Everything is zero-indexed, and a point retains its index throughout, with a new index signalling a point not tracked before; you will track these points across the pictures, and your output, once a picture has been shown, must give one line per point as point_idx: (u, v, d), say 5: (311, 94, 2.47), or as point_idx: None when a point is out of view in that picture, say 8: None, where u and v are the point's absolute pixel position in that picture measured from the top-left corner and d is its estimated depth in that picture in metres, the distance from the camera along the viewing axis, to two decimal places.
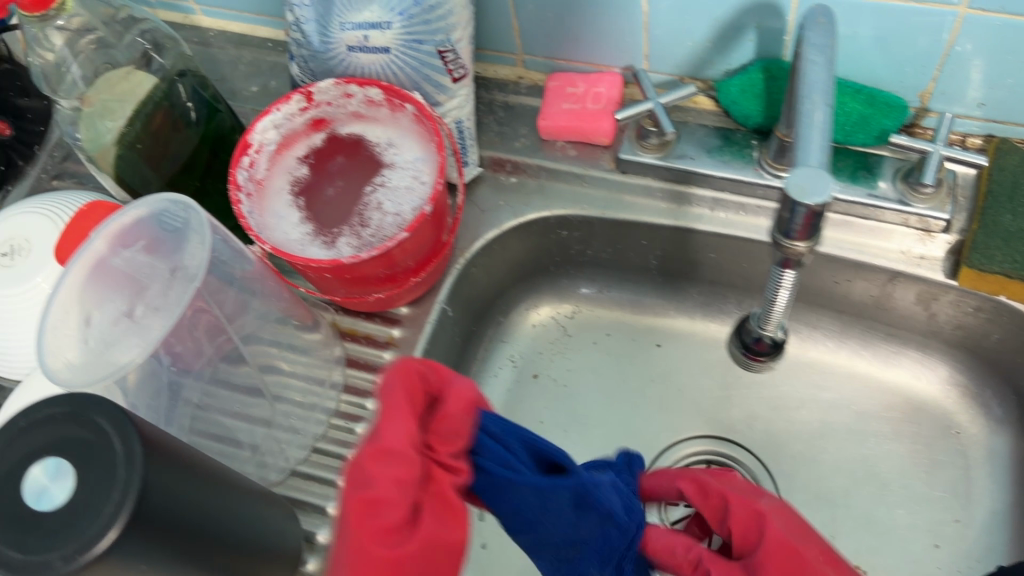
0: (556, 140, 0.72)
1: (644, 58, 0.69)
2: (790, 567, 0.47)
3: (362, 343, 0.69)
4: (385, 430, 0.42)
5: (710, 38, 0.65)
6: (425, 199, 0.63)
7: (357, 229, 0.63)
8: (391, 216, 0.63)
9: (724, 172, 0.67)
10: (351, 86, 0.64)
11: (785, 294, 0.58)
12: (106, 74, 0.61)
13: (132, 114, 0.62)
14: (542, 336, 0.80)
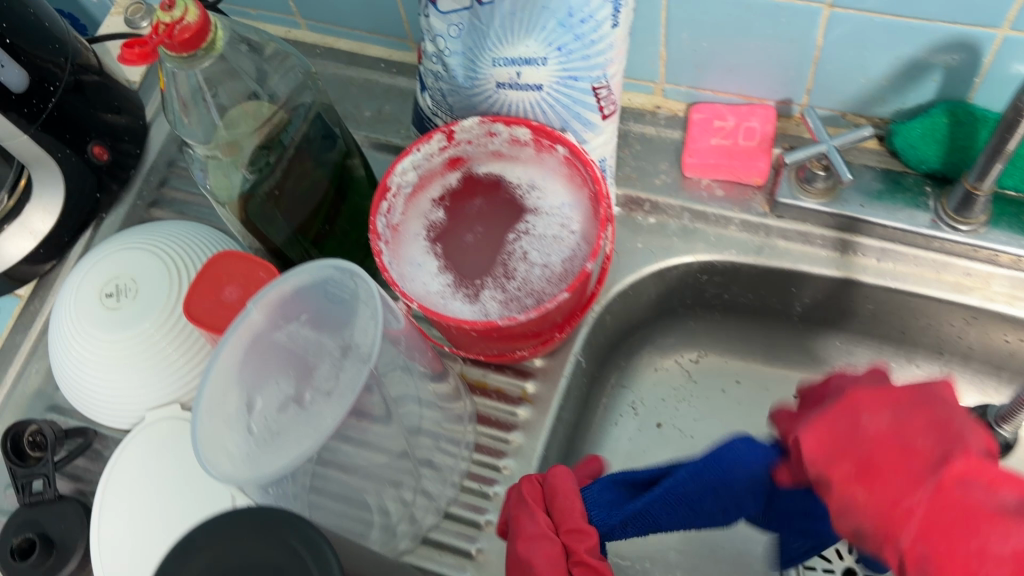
0: (700, 178, 0.67)
1: (805, 92, 0.63)
2: (897, 461, 0.43)
3: (493, 397, 0.65)
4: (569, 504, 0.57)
5: (888, 75, 0.60)
6: (577, 251, 0.58)
7: (502, 280, 0.58)
8: (538, 267, 0.59)
9: (895, 222, 0.62)
10: (497, 125, 0.59)
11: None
12: (249, 117, 0.54)
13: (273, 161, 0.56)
14: (666, 381, 0.75)
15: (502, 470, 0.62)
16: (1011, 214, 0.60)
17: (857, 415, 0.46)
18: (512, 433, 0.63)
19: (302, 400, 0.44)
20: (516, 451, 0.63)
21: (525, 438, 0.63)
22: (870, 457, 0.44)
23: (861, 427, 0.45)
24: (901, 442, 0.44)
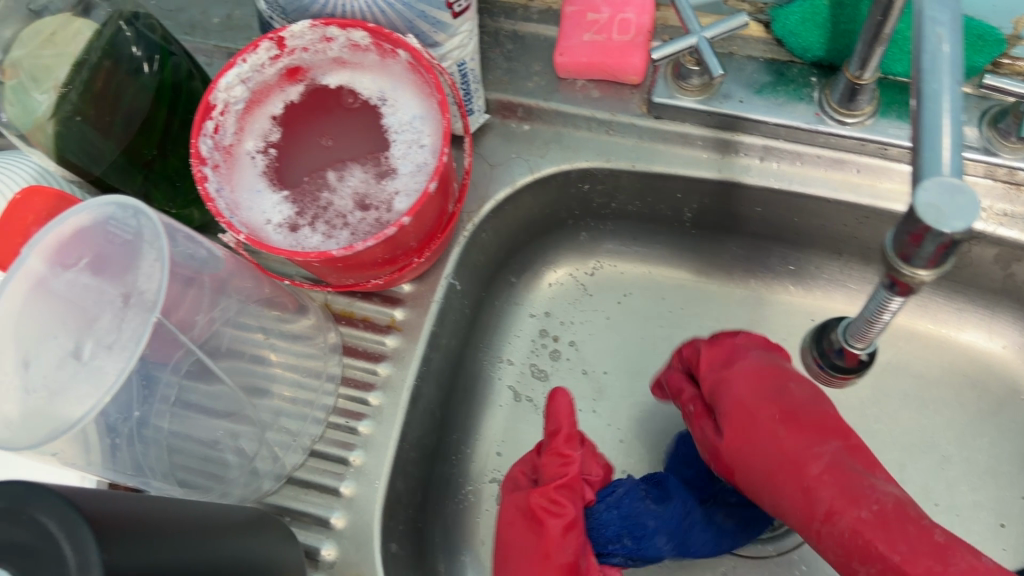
0: (575, 79, 0.62)
1: None
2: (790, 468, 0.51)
3: (360, 327, 0.61)
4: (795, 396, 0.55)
5: None
6: (428, 169, 0.53)
7: (323, 204, 0.53)
8: (367, 191, 0.53)
9: (778, 118, 0.57)
10: (331, 29, 0.52)
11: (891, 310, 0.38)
12: (32, 33, 0.51)
13: (69, 76, 0.51)
14: (562, 296, 0.72)
15: (371, 404, 0.59)
16: (901, 102, 0.56)
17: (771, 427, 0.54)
18: (380, 364, 0.60)
19: (81, 354, 0.39)
20: (385, 384, 0.59)
21: (394, 369, 0.59)
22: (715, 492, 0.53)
23: (758, 407, 0.55)
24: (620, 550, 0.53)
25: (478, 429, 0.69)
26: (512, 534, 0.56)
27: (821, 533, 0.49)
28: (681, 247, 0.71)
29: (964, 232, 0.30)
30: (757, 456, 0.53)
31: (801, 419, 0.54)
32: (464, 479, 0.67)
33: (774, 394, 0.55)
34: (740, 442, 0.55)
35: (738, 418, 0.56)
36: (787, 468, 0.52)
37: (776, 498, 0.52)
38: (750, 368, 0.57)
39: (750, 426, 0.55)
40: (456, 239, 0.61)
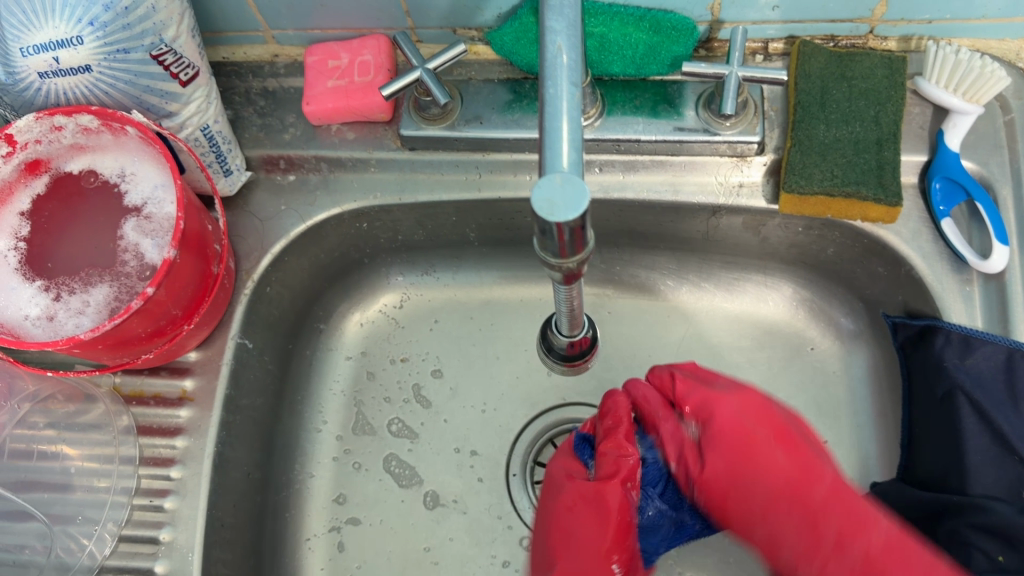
0: (329, 124, 0.63)
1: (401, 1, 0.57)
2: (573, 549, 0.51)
3: (150, 404, 0.60)
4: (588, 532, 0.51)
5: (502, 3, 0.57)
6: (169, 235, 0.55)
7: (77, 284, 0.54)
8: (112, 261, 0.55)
9: (517, 133, 0.60)
10: (57, 118, 0.53)
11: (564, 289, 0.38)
12: None
13: None
14: (373, 334, 0.73)
15: (174, 478, 0.58)
16: (624, 100, 0.60)
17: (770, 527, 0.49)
18: (177, 437, 0.59)
19: None
20: (184, 455, 0.58)
21: (191, 440, 0.59)
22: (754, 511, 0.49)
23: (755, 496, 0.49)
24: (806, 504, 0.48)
25: (308, 482, 0.68)
26: (565, 521, 0.52)
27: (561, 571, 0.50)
28: (478, 265, 0.73)
29: (576, 220, 0.33)
30: (731, 407, 0.52)
31: (556, 549, 0.51)
32: (300, 534, 0.66)
33: (737, 421, 0.52)
34: (739, 474, 0.50)
35: (736, 439, 0.51)
36: (786, 496, 0.48)
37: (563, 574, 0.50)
38: (780, 479, 0.49)
39: (756, 451, 0.50)
40: (237, 298, 0.62)
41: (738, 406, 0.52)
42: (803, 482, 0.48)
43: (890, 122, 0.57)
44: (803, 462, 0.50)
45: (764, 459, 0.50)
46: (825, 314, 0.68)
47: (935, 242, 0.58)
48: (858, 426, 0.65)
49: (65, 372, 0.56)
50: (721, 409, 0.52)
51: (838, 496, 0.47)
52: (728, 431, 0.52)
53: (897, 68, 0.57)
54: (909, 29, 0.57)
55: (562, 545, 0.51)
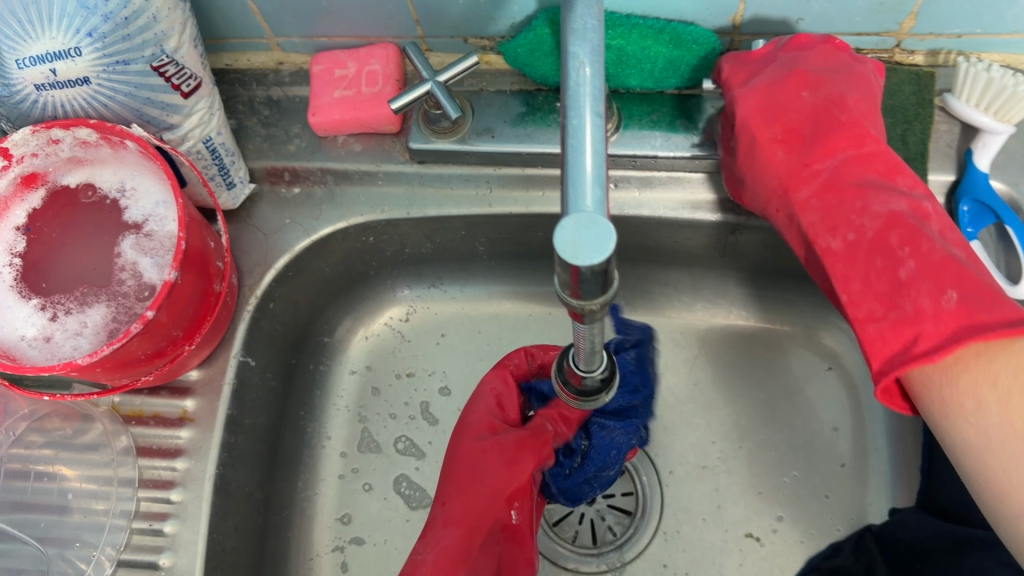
0: (335, 136, 0.61)
1: (411, 9, 0.55)
2: (467, 484, 0.55)
3: (150, 425, 0.58)
4: (497, 473, 0.55)
5: (516, 13, 0.55)
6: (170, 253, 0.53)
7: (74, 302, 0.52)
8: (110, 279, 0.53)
9: (531, 147, 0.58)
10: (54, 131, 0.51)
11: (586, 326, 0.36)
12: None
13: None
14: (378, 347, 0.71)
15: (174, 501, 0.56)
16: (641, 114, 0.58)
17: (897, 258, 0.48)
18: (178, 459, 0.57)
19: None
20: (185, 478, 0.57)
21: (193, 462, 0.57)
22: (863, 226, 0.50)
23: (867, 214, 0.50)
24: (888, 242, 0.48)
25: (311, 500, 0.66)
26: (477, 463, 0.56)
27: (453, 504, 0.54)
28: (486, 278, 0.71)
29: (602, 264, 0.31)
30: (831, 163, 0.52)
31: (450, 476, 0.56)
32: (303, 554, 0.65)
33: (846, 144, 0.52)
34: (864, 221, 0.50)
35: (840, 174, 0.52)
36: (870, 223, 0.49)
37: (455, 494, 0.55)
38: (888, 209, 0.49)
39: (859, 194, 0.51)
40: (240, 314, 0.60)
41: (845, 159, 0.52)
42: (869, 221, 0.49)
43: (918, 140, 0.55)
44: (866, 200, 0.50)
45: (835, 141, 0.52)
46: (844, 333, 0.66)
47: None
48: (876, 450, 0.63)
49: (61, 393, 0.55)
50: (752, 83, 0.53)
51: (943, 232, 0.49)
52: (842, 148, 0.52)
53: (925, 84, 0.55)
54: (937, 44, 0.55)
55: (466, 477, 0.55)
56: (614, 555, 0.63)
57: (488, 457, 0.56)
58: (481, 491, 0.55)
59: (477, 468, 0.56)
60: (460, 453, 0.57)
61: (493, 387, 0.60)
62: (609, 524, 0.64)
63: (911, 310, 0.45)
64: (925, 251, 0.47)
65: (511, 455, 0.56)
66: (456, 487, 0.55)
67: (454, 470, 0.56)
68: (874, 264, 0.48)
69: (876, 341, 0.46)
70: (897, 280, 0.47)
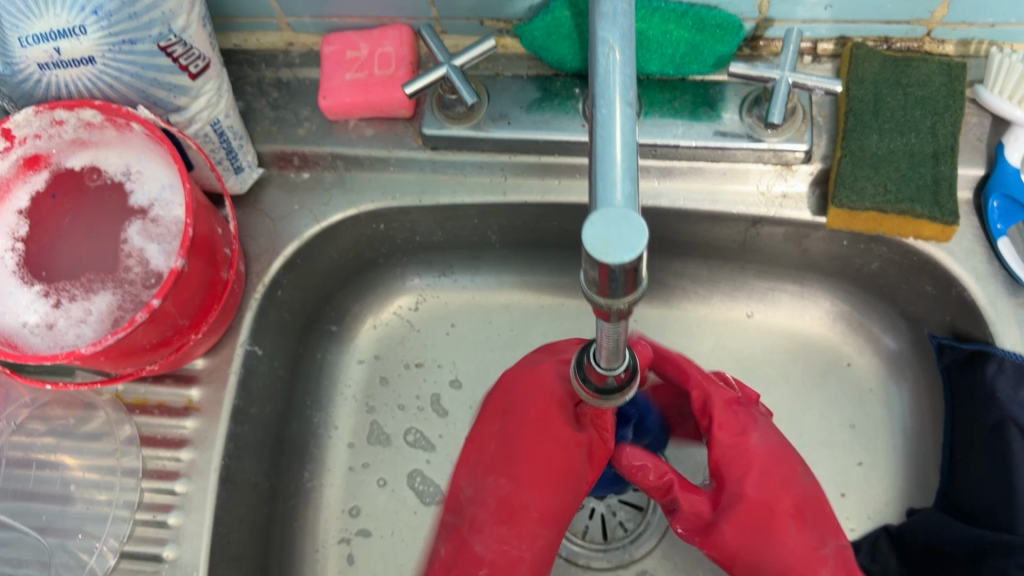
0: (346, 120, 0.60)
1: None
2: (546, 472, 0.52)
3: (154, 414, 0.57)
4: (579, 463, 0.52)
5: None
6: (177, 239, 0.52)
7: (79, 289, 0.51)
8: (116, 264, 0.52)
9: (547, 134, 0.56)
10: (58, 112, 0.49)
11: (609, 325, 0.35)
12: None
13: None
14: (387, 336, 0.70)
15: (178, 492, 0.55)
16: (662, 101, 0.56)
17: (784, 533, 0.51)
18: (183, 449, 0.56)
19: None
20: (190, 469, 0.56)
21: (198, 452, 0.56)
22: (780, 547, 0.50)
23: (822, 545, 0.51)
24: (783, 532, 0.51)
25: (317, 491, 0.65)
26: (570, 452, 0.52)
27: (526, 495, 0.51)
28: (497, 267, 0.70)
29: (632, 262, 0.29)
30: (805, 477, 0.53)
31: (530, 455, 0.52)
32: (309, 545, 0.64)
33: (789, 477, 0.52)
34: (749, 537, 0.51)
35: (756, 508, 0.51)
36: (799, 568, 0.50)
37: (527, 486, 0.51)
38: (811, 492, 0.52)
39: (783, 521, 0.51)
40: (247, 302, 0.59)
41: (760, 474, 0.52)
42: (812, 560, 0.50)
43: (948, 134, 0.53)
44: (808, 538, 0.51)
45: (785, 472, 0.52)
46: (864, 329, 0.64)
47: (989, 262, 0.55)
48: (894, 448, 0.62)
49: (64, 382, 0.53)
50: (754, 437, 0.54)
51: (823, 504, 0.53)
52: (781, 478, 0.52)
53: (956, 75, 0.53)
54: (969, 33, 0.54)
55: (564, 472, 0.52)
56: (625, 550, 0.62)
57: (552, 441, 0.52)
58: (552, 477, 0.52)
59: (545, 457, 0.52)
60: (542, 433, 0.52)
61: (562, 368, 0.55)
62: (621, 520, 0.63)
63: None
64: (808, 541, 0.51)
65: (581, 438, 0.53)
66: (549, 478, 0.52)
67: (520, 456, 0.52)
68: (767, 530, 0.51)
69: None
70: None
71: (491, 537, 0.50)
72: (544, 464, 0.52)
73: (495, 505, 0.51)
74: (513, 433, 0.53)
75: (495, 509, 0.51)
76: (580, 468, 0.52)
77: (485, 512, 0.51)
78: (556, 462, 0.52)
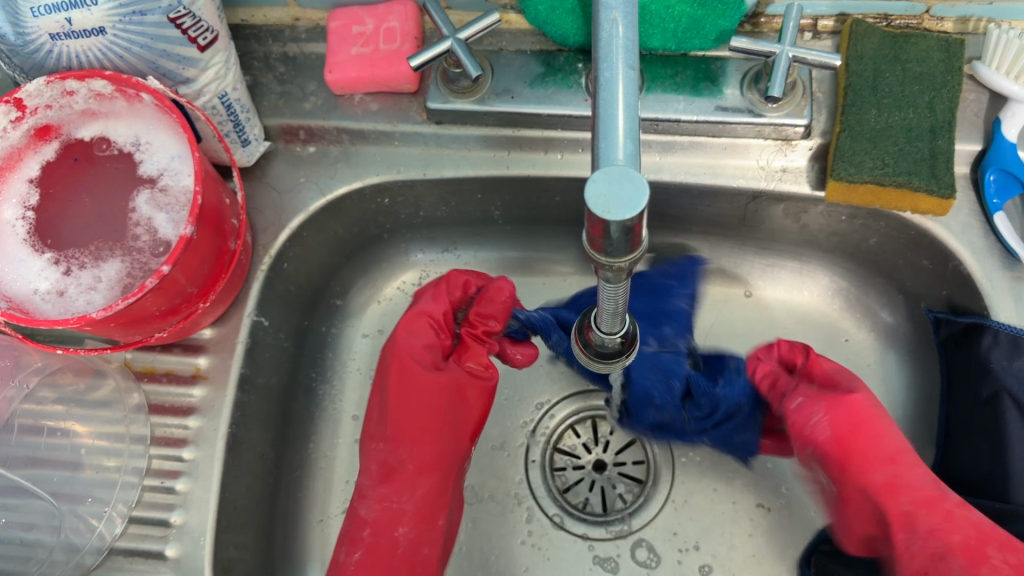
0: (352, 94, 0.61)
1: None
2: (424, 424, 0.57)
3: (163, 382, 0.58)
4: (459, 410, 0.59)
5: None
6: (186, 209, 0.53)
7: (88, 256, 0.52)
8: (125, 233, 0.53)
9: (551, 109, 0.57)
10: (69, 82, 0.50)
11: (610, 286, 0.36)
12: None
13: None
14: (391, 311, 0.71)
15: (186, 459, 0.56)
16: (664, 76, 0.57)
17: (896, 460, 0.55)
18: (191, 417, 0.57)
19: None
20: (197, 436, 0.57)
21: (205, 420, 0.57)
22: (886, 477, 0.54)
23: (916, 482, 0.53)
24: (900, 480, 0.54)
25: (322, 461, 0.66)
26: (440, 404, 0.58)
27: (402, 450, 0.57)
28: (500, 243, 0.71)
29: (634, 219, 0.30)
30: (891, 441, 0.55)
31: (403, 417, 0.58)
32: (314, 514, 0.65)
33: (879, 412, 0.57)
34: (880, 461, 0.55)
35: (859, 416, 0.56)
36: (904, 479, 0.54)
37: (411, 443, 0.57)
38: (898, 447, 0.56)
39: (881, 431, 0.56)
40: (254, 274, 0.60)
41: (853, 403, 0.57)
42: (913, 484, 0.53)
43: (945, 109, 0.54)
44: (908, 459, 0.55)
45: (882, 437, 0.55)
46: (862, 304, 0.65)
47: (985, 237, 0.56)
48: None
49: (74, 349, 0.54)
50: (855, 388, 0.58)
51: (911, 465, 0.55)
52: (874, 423, 0.56)
53: (955, 51, 0.54)
54: (969, 10, 0.54)
55: (436, 420, 0.57)
56: (625, 521, 0.63)
57: (407, 369, 0.58)
58: (422, 433, 0.57)
59: (417, 405, 0.57)
60: (403, 393, 0.58)
61: (410, 336, 0.60)
62: (621, 492, 0.64)
63: (961, 534, 0.50)
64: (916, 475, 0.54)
65: (451, 395, 0.58)
66: (433, 429, 0.57)
67: (385, 405, 0.59)
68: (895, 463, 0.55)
69: (898, 548, 0.52)
70: (954, 531, 0.50)
71: (373, 498, 0.56)
72: (415, 419, 0.57)
73: (376, 469, 0.57)
74: (385, 404, 0.58)
75: (375, 473, 0.57)
76: (462, 397, 0.59)
77: (367, 477, 0.57)
78: (429, 418, 0.57)
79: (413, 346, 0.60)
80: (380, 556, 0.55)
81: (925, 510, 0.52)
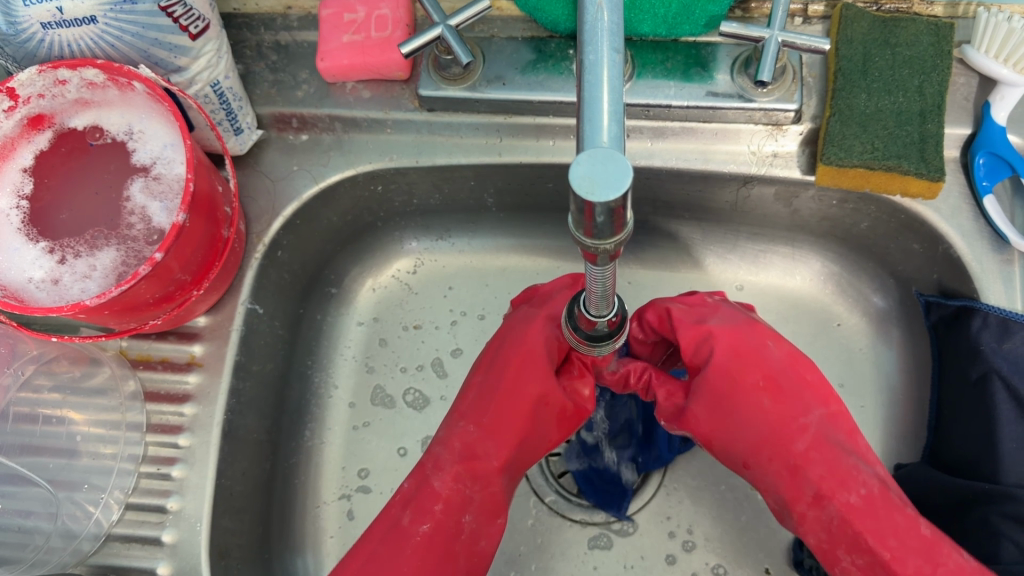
0: (343, 82, 0.61)
1: None
2: (517, 431, 0.52)
3: (158, 369, 0.58)
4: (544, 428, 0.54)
5: None
6: (179, 197, 0.53)
7: (83, 244, 0.52)
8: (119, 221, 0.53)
9: (542, 95, 0.57)
10: (61, 71, 0.50)
11: (595, 269, 0.36)
12: None
13: None
14: (385, 300, 0.71)
15: (182, 446, 0.57)
16: (655, 62, 0.57)
17: (739, 417, 0.51)
18: (186, 404, 0.57)
19: None
20: (193, 423, 0.57)
21: (200, 407, 0.57)
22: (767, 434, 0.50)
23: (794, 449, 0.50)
24: (787, 446, 0.50)
25: (317, 448, 0.66)
26: (532, 417, 0.53)
27: (485, 440, 0.52)
28: (493, 230, 0.71)
29: (618, 201, 0.30)
30: (747, 431, 0.51)
31: (504, 406, 0.52)
32: (310, 501, 0.65)
33: (755, 350, 0.52)
34: (719, 417, 0.51)
35: (720, 381, 0.51)
36: (770, 442, 0.50)
37: (489, 440, 0.52)
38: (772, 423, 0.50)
39: (758, 381, 0.51)
40: (248, 262, 0.60)
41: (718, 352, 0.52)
42: (789, 428, 0.50)
43: (935, 92, 0.54)
44: (786, 407, 0.51)
45: (738, 408, 0.51)
46: (854, 289, 0.65)
47: (975, 220, 0.56)
48: (882, 405, 0.63)
49: (70, 337, 0.55)
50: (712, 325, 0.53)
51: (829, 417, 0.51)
52: (751, 356, 0.52)
53: (944, 35, 0.55)
54: None
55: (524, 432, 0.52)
56: None
57: (519, 368, 0.53)
58: (506, 435, 0.52)
59: (520, 409, 0.52)
60: (513, 393, 0.52)
61: (552, 328, 0.54)
62: None
63: (832, 517, 0.48)
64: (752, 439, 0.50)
65: (539, 409, 0.53)
66: (516, 437, 0.52)
67: (483, 390, 0.53)
68: (735, 428, 0.51)
69: (775, 512, 0.52)
70: (805, 484, 0.49)
71: (449, 476, 0.51)
72: (507, 413, 0.52)
73: (459, 449, 0.52)
74: (492, 387, 0.53)
75: (456, 451, 0.52)
76: (557, 423, 0.54)
77: (449, 454, 0.52)
78: (521, 416, 0.52)
79: (541, 341, 0.54)
80: (415, 505, 0.50)
81: (784, 492, 0.50)
